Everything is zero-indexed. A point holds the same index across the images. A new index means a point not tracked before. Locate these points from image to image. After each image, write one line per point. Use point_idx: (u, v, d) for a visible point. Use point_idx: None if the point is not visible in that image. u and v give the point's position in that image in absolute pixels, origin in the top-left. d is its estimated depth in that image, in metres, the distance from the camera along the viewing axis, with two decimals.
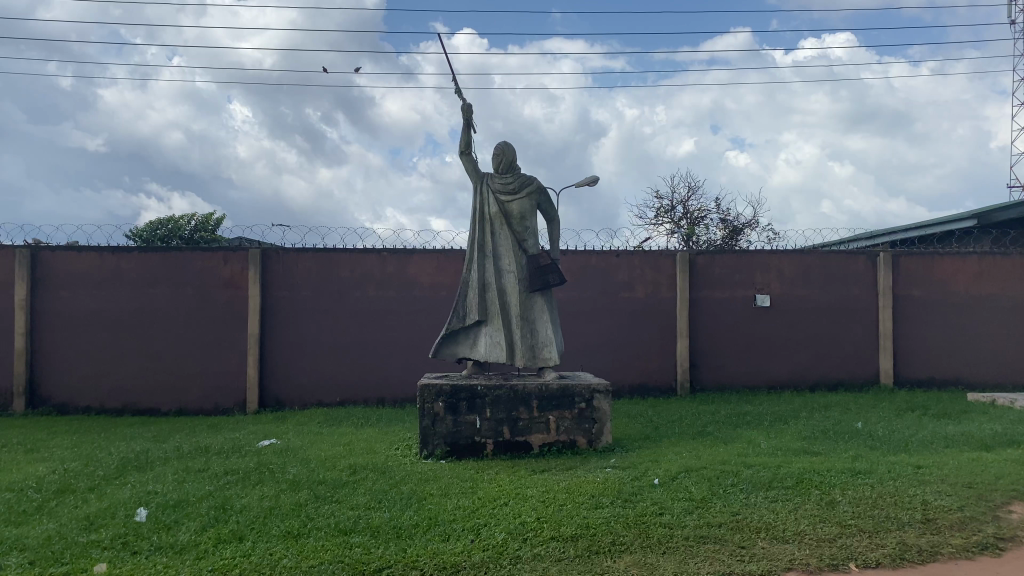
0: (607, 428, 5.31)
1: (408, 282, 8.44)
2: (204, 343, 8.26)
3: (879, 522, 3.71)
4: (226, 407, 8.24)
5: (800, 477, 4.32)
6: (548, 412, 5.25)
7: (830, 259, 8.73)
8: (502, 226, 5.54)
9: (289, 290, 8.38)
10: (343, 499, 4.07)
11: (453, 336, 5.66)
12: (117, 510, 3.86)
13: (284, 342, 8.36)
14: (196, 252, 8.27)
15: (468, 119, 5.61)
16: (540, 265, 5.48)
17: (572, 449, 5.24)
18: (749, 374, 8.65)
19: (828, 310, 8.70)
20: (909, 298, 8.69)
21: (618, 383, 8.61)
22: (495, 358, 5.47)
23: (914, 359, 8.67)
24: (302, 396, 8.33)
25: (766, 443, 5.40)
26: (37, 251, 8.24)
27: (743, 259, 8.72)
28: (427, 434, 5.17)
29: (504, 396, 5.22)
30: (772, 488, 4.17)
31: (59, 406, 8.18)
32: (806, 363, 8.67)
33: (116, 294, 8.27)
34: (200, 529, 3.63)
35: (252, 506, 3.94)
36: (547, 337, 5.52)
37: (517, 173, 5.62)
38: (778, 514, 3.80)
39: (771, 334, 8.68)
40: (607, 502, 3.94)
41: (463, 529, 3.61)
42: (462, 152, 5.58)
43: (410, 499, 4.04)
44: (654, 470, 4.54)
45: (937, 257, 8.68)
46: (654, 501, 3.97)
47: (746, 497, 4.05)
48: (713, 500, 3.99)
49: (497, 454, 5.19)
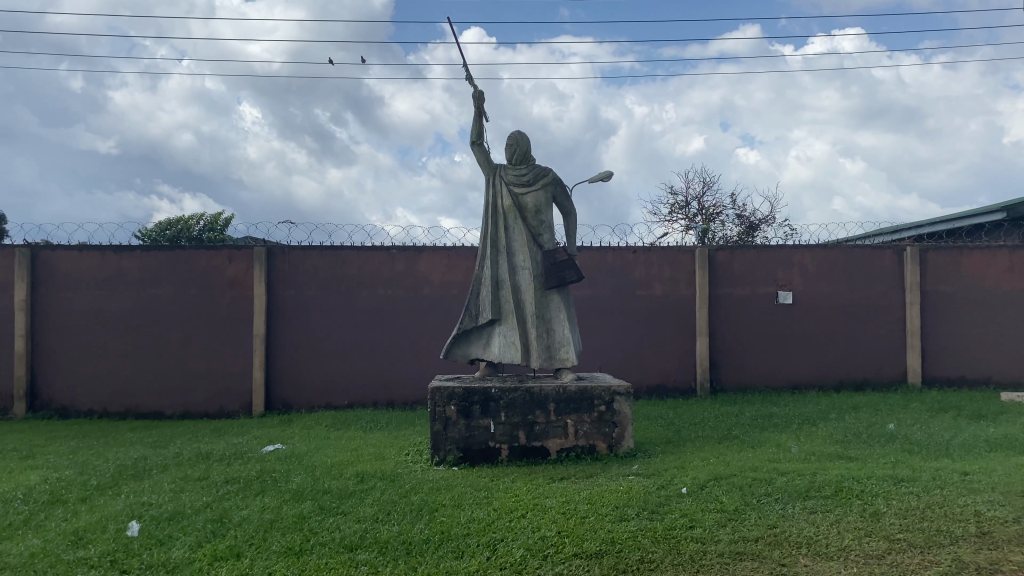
0: (629, 433, 5.02)
1: (418, 280, 8.18)
2: (208, 343, 8.04)
3: (930, 536, 3.41)
4: (232, 410, 8.01)
5: (839, 486, 4.01)
6: (566, 415, 4.96)
7: (855, 254, 8.40)
8: (517, 219, 5.27)
9: (296, 289, 8.13)
10: (348, 511, 3.80)
11: (465, 337, 5.38)
12: (107, 524, 3.61)
13: (291, 343, 8.12)
14: (200, 250, 8.05)
15: (480, 107, 5.33)
16: (556, 260, 5.20)
17: (592, 454, 4.96)
18: (771, 373, 8.34)
19: (854, 306, 8.38)
20: (936, 294, 8.36)
21: (636, 383, 8.32)
22: (510, 359, 5.20)
23: (943, 357, 8.32)
24: (310, 399, 8.09)
25: (797, 447, 5.09)
26: (37, 250, 8.04)
27: (764, 254, 8.40)
28: (438, 439, 4.90)
29: (519, 399, 4.95)
30: (809, 498, 3.87)
31: (61, 409, 7.96)
32: (831, 362, 8.34)
33: (117, 294, 8.05)
34: (196, 545, 3.38)
35: (251, 518, 3.68)
36: (563, 336, 5.23)
37: (531, 164, 5.35)
38: (819, 528, 3.50)
39: (795, 333, 8.36)
40: (632, 514, 3.66)
41: (478, 545, 3.34)
42: (473, 142, 5.30)
43: (420, 511, 3.77)
44: (680, 478, 4.25)
45: (966, 251, 8.34)
46: (682, 512, 3.69)
47: (781, 507, 3.75)
48: (747, 511, 3.70)
49: (512, 460, 4.92)
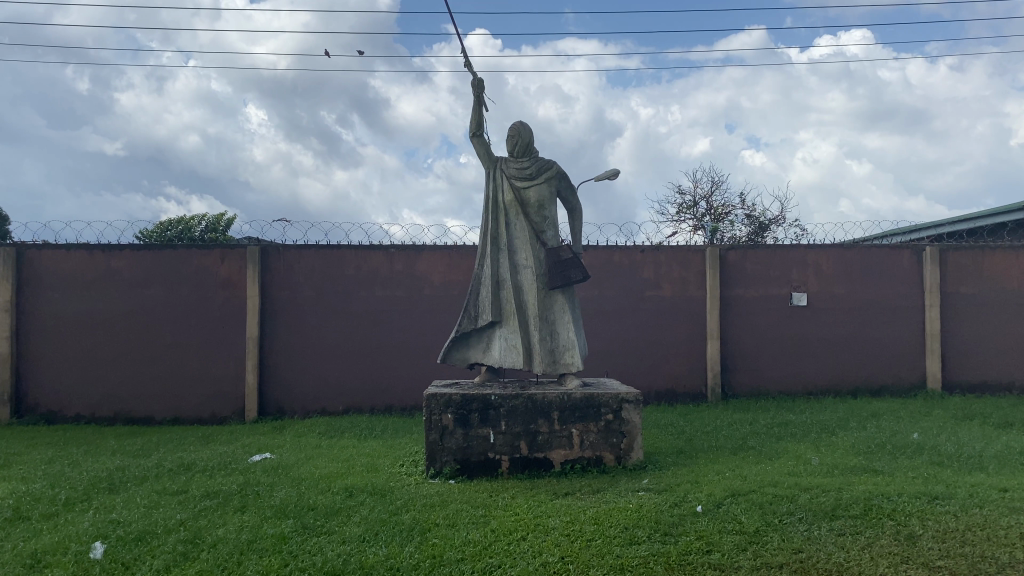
0: (638, 444, 4.70)
1: (418, 280, 7.87)
2: (200, 346, 7.75)
3: (974, 563, 3.07)
4: (224, 415, 7.71)
5: (868, 505, 3.67)
6: (570, 424, 4.64)
7: (872, 254, 8.06)
8: (518, 216, 4.95)
9: (291, 289, 7.84)
10: (332, 531, 3.50)
11: (464, 340, 5.07)
12: (70, 545, 3.31)
13: (285, 345, 7.82)
14: (192, 249, 7.76)
15: (480, 96, 5.02)
16: (560, 259, 4.88)
17: (599, 466, 4.64)
18: (786, 378, 7.99)
19: (872, 308, 8.03)
20: (957, 296, 8.01)
21: (644, 388, 7.99)
22: (511, 363, 4.89)
23: (964, 362, 7.97)
24: (305, 404, 7.79)
25: (819, 460, 4.76)
26: (24, 249, 7.76)
27: (777, 254, 8.06)
28: (435, 449, 4.59)
29: (521, 406, 4.63)
30: (836, 518, 3.54)
31: (47, 414, 7.68)
32: (847, 366, 8.00)
33: (106, 295, 7.76)
34: (163, 569, 3.08)
35: (227, 539, 3.38)
36: (568, 340, 4.92)
37: (534, 157, 5.04)
38: (850, 553, 3.17)
39: (810, 336, 8.02)
40: (643, 536, 3.34)
41: (472, 572, 3.02)
42: (472, 133, 4.99)
43: (412, 531, 3.46)
44: (695, 494, 3.91)
45: (988, 252, 7.99)
46: (698, 534, 3.37)
47: (806, 529, 3.43)
48: (769, 533, 3.37)
49: (513, 472, 4.61)
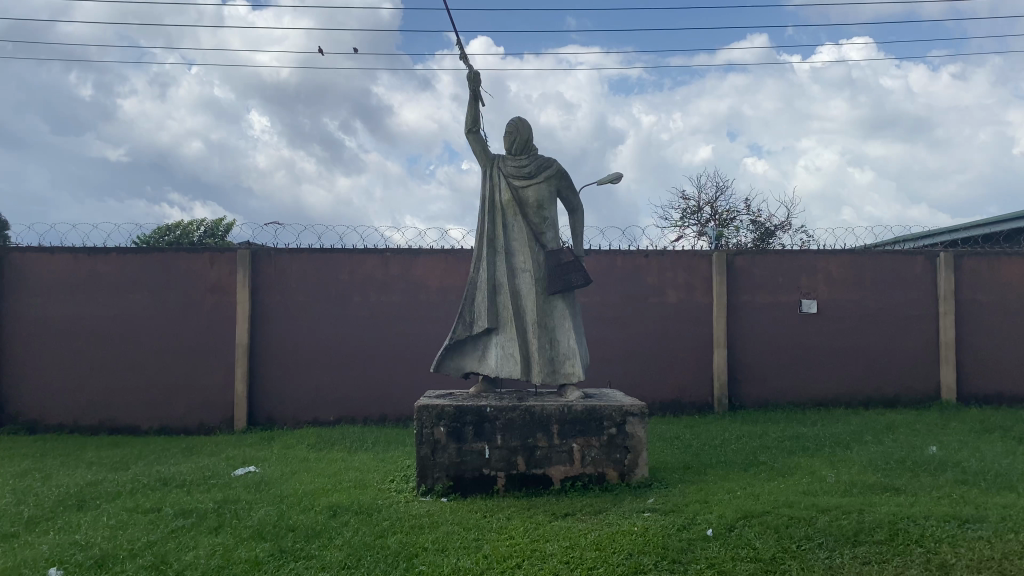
0: (642, 460, 4.41)
1: (414, 285, 7.60)
2: (188, 353, 7.48)
3: None
4: (213, 425, 7.44)
5: (894, 529, 3.38)
6: (571, 439, 4.36)
7: (884, 259, 7.77)
8: (516, 216, 4.68)
9: (282, 294, 7.57)
10: (311, 556, 3.22)
11: (459, 348, 4.80)
12: (24, 571, 3.04)
13: (275, 352, 7.55)
14: (180, 253, 7.49)
15: (476, 90, 4.76)
16: (561, 262, 4.60)
17: (601, 483, 4.36)
18: (795, 389, 7.70)
19: (884, 316, 7.74)
20: (972, 304, 7.72)
21: (648, 398, 7.70)
22: (509, 373, 4.61)
23: (979, 372, 7.67)
24: (296, 414, 7.51)
25: (835, 477, 4.47)
26: (7, 252, 7.52)
27: (786, 259, 7.78)
28: (426, 465, 4.31)
29: (518, 419, 4.35)
30: (860, 544, 3.26)
31: (29, 423, 7.42)
32: (859, 376, 7.70)
33: (91, 299, 7.51)
34: None
35: (196, 565, 3.10)
36: (570, 348, 4.63)
37: (533, 154, 4.77)
38: None
39: (819, 344, 7.73)
40: (649, 564, 3.06)
41: None
42: (468, 129, 4.73)
43: (397, 557, 3.18)
44: (705, 516, 3.62)
45: (1005, 258, 7.71)
46: (709, 562, 3.08)
47: (827, 556, 3.14)
48: (787, 561, 3.09)
49: (510, 490, 4.32)
